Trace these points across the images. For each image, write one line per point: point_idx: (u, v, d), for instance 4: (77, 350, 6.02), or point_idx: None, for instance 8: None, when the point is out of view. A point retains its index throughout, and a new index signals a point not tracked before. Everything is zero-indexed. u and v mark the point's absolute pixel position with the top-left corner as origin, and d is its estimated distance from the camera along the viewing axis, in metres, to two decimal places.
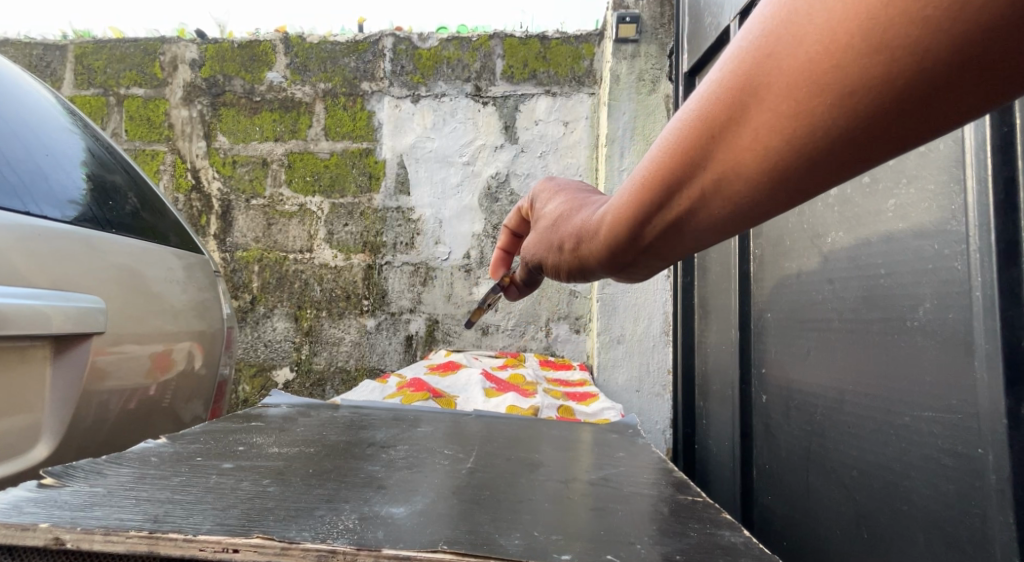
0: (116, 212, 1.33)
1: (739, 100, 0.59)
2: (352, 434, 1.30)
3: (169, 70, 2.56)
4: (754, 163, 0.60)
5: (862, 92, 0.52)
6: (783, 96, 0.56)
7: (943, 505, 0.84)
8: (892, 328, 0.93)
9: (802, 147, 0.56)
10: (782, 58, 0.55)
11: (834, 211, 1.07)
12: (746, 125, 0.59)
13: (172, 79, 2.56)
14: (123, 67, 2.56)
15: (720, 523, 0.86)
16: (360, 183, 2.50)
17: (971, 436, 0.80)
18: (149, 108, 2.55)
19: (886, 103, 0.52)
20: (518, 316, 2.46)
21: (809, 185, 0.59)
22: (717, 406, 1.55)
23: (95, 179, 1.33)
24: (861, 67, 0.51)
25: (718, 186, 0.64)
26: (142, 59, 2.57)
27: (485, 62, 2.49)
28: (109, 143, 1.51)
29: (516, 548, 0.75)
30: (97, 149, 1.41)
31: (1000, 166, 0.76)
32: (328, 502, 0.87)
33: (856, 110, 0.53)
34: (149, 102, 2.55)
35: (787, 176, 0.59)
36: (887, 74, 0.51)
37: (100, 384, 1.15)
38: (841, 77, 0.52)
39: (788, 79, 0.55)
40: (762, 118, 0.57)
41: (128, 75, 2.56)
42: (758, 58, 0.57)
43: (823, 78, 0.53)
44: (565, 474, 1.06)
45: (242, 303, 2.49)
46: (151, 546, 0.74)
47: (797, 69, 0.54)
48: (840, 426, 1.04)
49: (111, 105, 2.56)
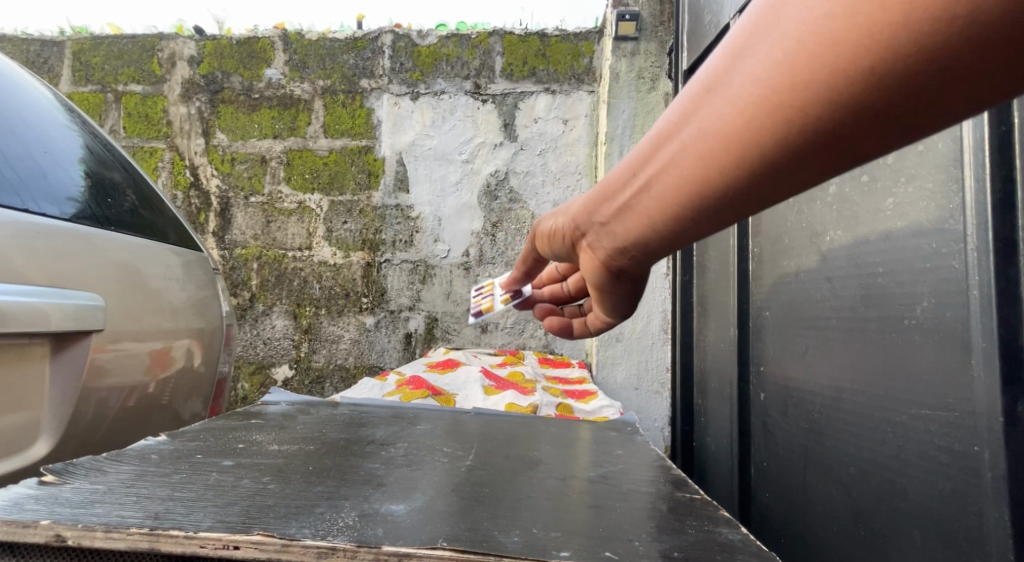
0: (115, 210, 1.33)
1: (740, 56, 0.60)
2: (352, 432, 1.30)
3: (168, 66, 2.56)
4: (742, 119, 0.60)
5: (862, 52, 0.53)
6: (781, 55, 0.57)
7: (940, 503, 0.84)
8: (890, 327, 0.93)
9: (788, 108, 0.57)
10: (787, 14, 0.57)
11: (833, 210, 1.07)
12: (742, 80, 0.60)
13: (170, 75, 2.56)
14: (121, 63, 2.56)
15: (718, 520, 0.87)
16: (359, 181, 2.51)
17: (967, 433, 0.80)
18: (148, 104, 2.55)
19: (881, 66, 0.52)
20: (517, 314, 2.47)
21: (791, 154, 0.59)
22: (715, 404, 1.55)
23: (94, 176, 1.34)
24: (864, 25, 0.52)
25: (700, 147, 0.64)
26: (140, 55, 2.56)
27: (484, 59, 2.49)
28: (107, 140, 1.51)
29: (515, 545, 0.76)
30: (96, 146, 1.42)
31: (998, 165, 0.76)
32: (328, 499, 0.87)
33: (847, 71, 0.53)
34: (147, 98, 2.55)
35: (770, 138, 0.59)
36: (885, 36, 0.51)
37: (100, 382, 1.16)
38: (841, 32, 0.53)
39: (788, 34, 0.56)
40: (754, 74, 0.59)
41: (126, 72, 2.56)
42: (765, 14, 0.58)
43: (822, 33, 0.54)
44: (565, 472, 1.06)
45: (241, 301, 2.49)
46: (152, 543, 0.74)
47: (800, 23, 0.56)
48: (838, 424, 1.04)
49: (110, 102, 2.56)
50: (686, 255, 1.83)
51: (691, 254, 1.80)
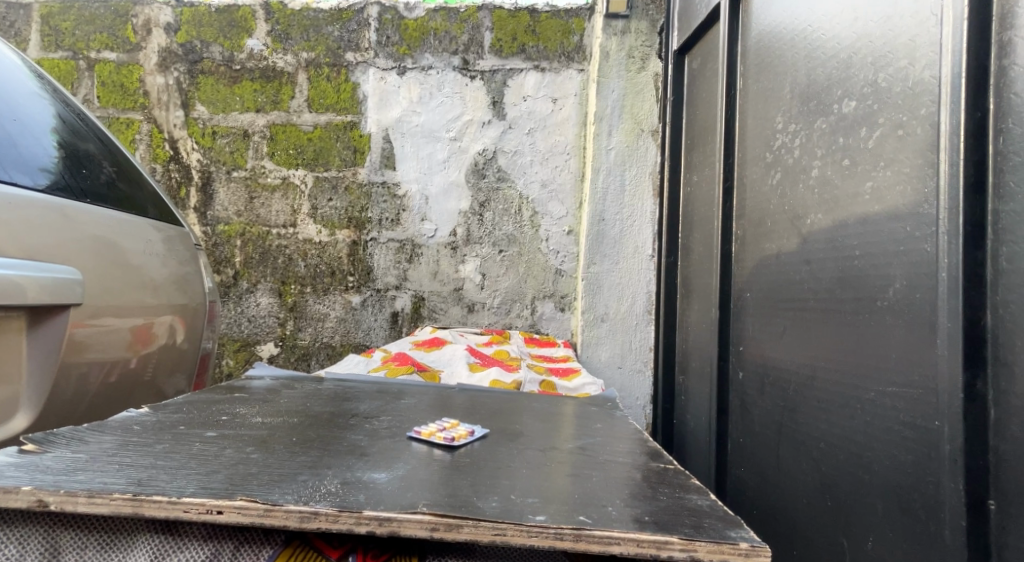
0: (91, 182, 1.32)
1: None
2: (336, 405, 1.32)
3: (142, 34, 2.52)
4: None
5: None
6: None
7: (901, 474, 0.87)
8: (863, 307, 0.95)
9: None
10: None
11: (814, 192, 1.09)
12: None
13: (145, 43, 2.52)
14: (93, 29, 2.52)
15: (690, 488, 0.89)
16: (344, 157, 2.50)
17: (930, 409, 0.83)
18: (122, 73, 2.51)
19: None
20: (504, 294, 2.48)
21: None
22: (696, 382, 1.58)
23: (66, 148, 1.32)
24: None
25: None
26: (112, 21, 2.51)
27: (472, 34, 2.48)
28: (78, 109, 1.48)
29: (493, 510, 0.78)
30: (67, 116, 1.39)
31: (972, 150, 0.78)
32: (312, 468, 0.89)
33: None
34: (122, 67, 2.52)
35: None
36: None
37: (80, 356, 1.16)
38: None
39: None
40: None
41: (99, 38, 2.51)
42: None
43: None
44: (546, 444, 1.08)
45: (225, 278, 2.49)
46: (135, 508, 0.76)
47: None
48: (811, 401, 1.07)
49: (82, 69, 2.52)
50: (671, 236, 1.85)
51: (675, 235, 1.82)
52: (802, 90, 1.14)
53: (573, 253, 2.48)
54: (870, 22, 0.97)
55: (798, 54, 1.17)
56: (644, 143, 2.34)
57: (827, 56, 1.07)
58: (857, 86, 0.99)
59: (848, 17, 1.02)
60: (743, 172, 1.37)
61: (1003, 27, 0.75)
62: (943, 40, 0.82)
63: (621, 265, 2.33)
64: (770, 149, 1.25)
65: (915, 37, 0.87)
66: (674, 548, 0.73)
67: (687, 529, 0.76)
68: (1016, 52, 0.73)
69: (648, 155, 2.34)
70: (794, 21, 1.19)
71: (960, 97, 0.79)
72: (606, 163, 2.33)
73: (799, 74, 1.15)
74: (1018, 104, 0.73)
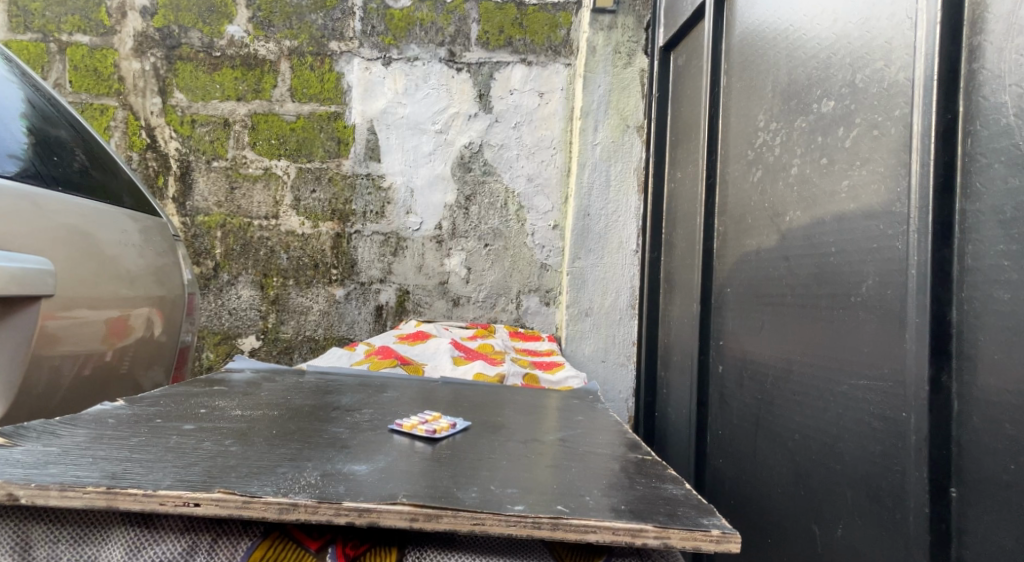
0: (63, 169, 1.31)
1: None
2: (318, 398, 1.32)
3: (117, 17, 2.49)
4: None
5: None
6: None
7: (870, 464, 0.89)
8: (838, 302, 0.97)
9: None
10: None
11: (793, 190, 1.11)
12: None
13: (120, 27, 2.49)
14: (65, 11, 2.47)
15: (666, 478, 0.91)
16: (328, 148, 2.49)
17: (898, 401, 0.84)
18: (96, 57, 2.48)
19: None
20: (489, 287, 2.49)
21: None
22: (677, 376, 1.60)
23: (38, 133, 1.31)
24: None
25: None
26: (85, 4, 2.48)
27: (459, 26, 2.48)
28: (48, 93, 1.47)
29: (472, 500, 0.79)
30: (37, 102, 1.38)
31: (941, 151, 0.80)
32: (292, 460, 0.89)
33: None
34: (96, 51, 2.48)
35: None
36: None
37: (53, 348, 1.15)
38: None
39: None
40: None
41: (71, 21, 2.48)
42: None
43: None
44: (529, 436, 1.10)
45: (204, 270, 2.47)
46: (109, 501, 0.75)
47: None
48: (787, 394, 1.09)
49: (53, 52, 2.48)
50: (655, 229, 1.86)
51: (659, 230, 1.83)
52: (783, 88, 1.16)
53: (559, 248, 2.49)
54: (849, 22, 0.99)
55: (779, 52, 1.18)
56: (630, 139, 2.35)
57: (808, 56, 1.09)
58: (836, 86, 1.00)
59: (827, 17, 1.04)
60: (725, 168, 1.38)
61: (973, 31, 0.77)
62: (918, 42, 0.83)
63: (606, 260, 2.35)
64: (752, 147, 1.26)
65: (891, 40, 0.89)
66: (648, 536, 0.75)
67: (662, 518, 0.77)
68: (985, 56, 0.75)
69: (634, 149, 2.35)
70: (776, 20, 1.20)
71: (931, 98, 0.80)
72: (592, 158, 2.34)
73: (780, 73, 1.17)
74: (985, 106, 0.75)
